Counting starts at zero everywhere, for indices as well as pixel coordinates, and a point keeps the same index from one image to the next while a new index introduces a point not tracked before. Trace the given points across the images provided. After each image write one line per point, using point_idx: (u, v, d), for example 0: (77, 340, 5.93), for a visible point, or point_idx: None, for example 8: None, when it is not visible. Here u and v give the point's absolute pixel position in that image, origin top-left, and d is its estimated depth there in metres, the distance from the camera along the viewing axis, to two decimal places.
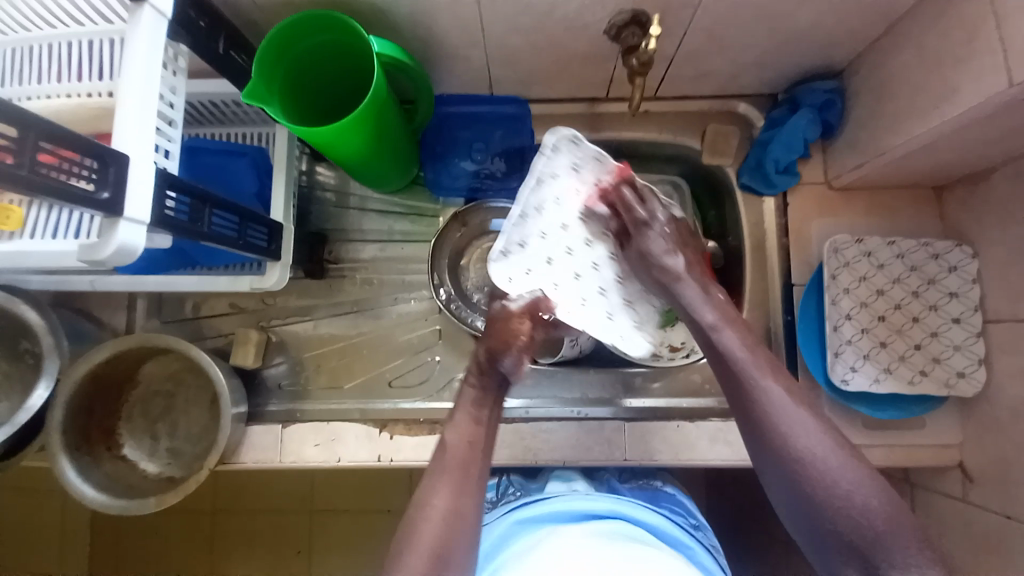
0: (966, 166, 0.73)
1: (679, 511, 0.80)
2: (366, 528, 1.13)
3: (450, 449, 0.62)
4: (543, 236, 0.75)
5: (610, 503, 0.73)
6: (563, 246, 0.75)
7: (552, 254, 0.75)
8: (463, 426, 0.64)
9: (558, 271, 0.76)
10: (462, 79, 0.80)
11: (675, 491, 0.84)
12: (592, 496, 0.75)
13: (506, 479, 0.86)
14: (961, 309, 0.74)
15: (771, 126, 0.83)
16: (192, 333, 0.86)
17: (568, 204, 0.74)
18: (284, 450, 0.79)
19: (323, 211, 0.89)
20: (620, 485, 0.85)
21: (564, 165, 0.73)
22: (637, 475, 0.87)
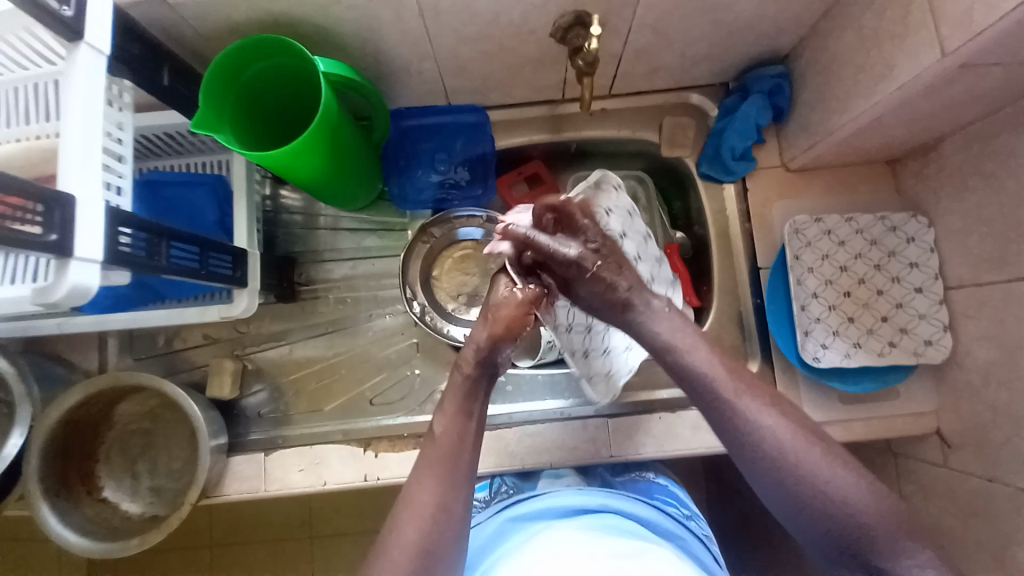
0: (914, 139, 0.75)
1: (671, 502, 0.80)
2: (366, 550, 1.12)
3: (438, 441, 0.62)
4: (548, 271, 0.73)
5: (602, 497, 0.73)
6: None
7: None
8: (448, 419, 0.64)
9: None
10: (417, 92, 0.81)
11: (667, 481, 0.85)
12: (584, 491, 0.75)
13: (499, 478, 0.86)
14: (923, 279, 0.76)
15: (725, 114, 0.84)
16: (168, 367, 0.85)
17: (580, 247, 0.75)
18: (269, 478, 0.78)
19: (290, 234, 0.89)
20: (613, 479, 0.85)
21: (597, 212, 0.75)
22: (629, 467, 0.88)
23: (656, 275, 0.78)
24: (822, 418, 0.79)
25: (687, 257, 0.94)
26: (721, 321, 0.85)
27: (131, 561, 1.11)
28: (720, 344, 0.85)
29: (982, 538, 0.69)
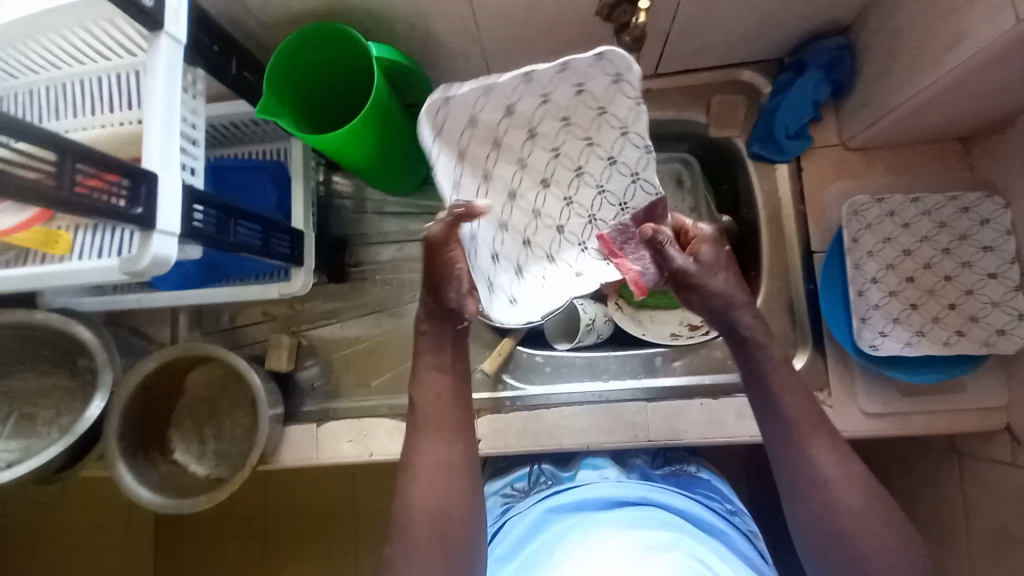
0: (989, 114, 0.70)
1: (713, 497, 0.79)
2: None
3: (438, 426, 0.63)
4: (529, 245, 0.63)
5: (641, 489, 0.74)
6: (526, 207, 0.62)
7: (532, 238, 0.63)
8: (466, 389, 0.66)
9: (542, 242, 0.63)
10: (463, 77, 0.83)
11: (710, 476, 0.83)
12: (624, 483, 0.75)
13: (537, 468, 0.87)
14: (996, 264, 0.71)
15: (777, 92, 0.81)
16: (231, 341, 0.91)
17: (514, 188, 0.62)
18: (320, 448, 0.84)
19: (341, 218, 0.93)
20: (654, 471, 0.85)
21: (486, 151, 0.60)
22: (671, 460, 0.87)
23: (579, 76, 0.55)
24: (878, 409, 0.75)
25: (733, 242, 0.91)
26: (769, 306, 0.82)
27: (196, 523, 1.20)
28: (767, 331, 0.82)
29: None
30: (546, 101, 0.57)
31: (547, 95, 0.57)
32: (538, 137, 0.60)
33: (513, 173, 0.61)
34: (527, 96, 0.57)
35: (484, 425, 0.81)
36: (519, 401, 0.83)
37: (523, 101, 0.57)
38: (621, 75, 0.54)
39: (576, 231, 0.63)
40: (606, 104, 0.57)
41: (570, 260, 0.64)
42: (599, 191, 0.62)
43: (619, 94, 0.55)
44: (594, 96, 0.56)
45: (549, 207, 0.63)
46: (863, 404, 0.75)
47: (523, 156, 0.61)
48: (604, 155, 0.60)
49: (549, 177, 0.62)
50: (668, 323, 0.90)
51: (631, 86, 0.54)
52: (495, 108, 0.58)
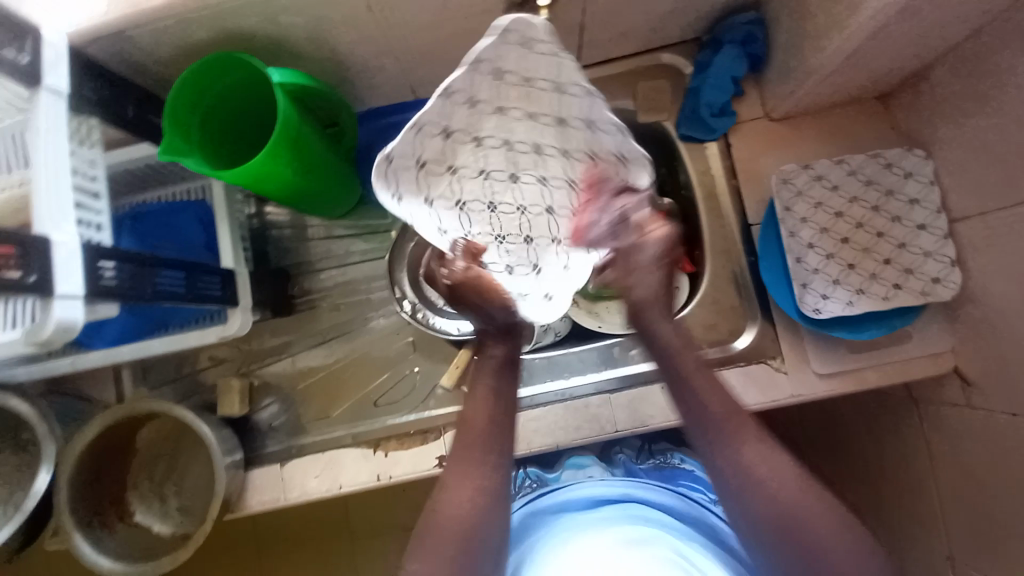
0: (900, 70, 0.71)
1: (698, 489, 0.78)
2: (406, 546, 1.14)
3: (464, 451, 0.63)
4: (529, 239, 0.76)
5: (624, 486, 0.74)
6: (513, 204, 0.74)
7: (531, 231, 0.76)
8: (493, 410, 0.65)
9: (540, 228, 0.75)
10: (383, 90, 0.80)
11: (694, 467, 0.82)
12: (607, 480, 0.75)
13: (523, 471, 0.87)
14: (923, 215, 0.72)
15: (698, 71, 0.82)
16: (182, 391, 0.87)
17: (493, 199, 0.73)
18: (287, 487, 0.80)
19: (279, 248, 0.90)
20: (638, 465, 0.85)
21: (450, 184, 0.70)
22: (654, 453, 0.87)
23: (495, 70, 0.60)
24: (831, 370, 0.76)
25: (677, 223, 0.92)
26: (717, 283, 0.83)
27: None
28: (718, 307, 0.82)
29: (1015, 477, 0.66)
30: (476, 106, 0.64)
31: (474, 100, 0.63)
32: (487, 144, 0.68)
33: (481, 185, 0.72)
34: (460, 114, 0.64)
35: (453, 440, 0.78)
36: None
37: (456, 124, 0.65)
38: (525, 38, 0.59)
39: (564, 199, 0.73)
40: (529, 72, 0.61)
41: (568, 229, 0.75)
42: (565, 155, 0.69)
43: (533, 55, 0.60)
44: (513, 70, 0.61)
45: (529, 194, 0.73)
46: (816, 366, 0.76)
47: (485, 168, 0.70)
48: (556, 117, 0.66)
49: (515, 168, 0.70)
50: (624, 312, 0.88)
51: (541, 42, 0.59)
52: (431, 138, 0.65)
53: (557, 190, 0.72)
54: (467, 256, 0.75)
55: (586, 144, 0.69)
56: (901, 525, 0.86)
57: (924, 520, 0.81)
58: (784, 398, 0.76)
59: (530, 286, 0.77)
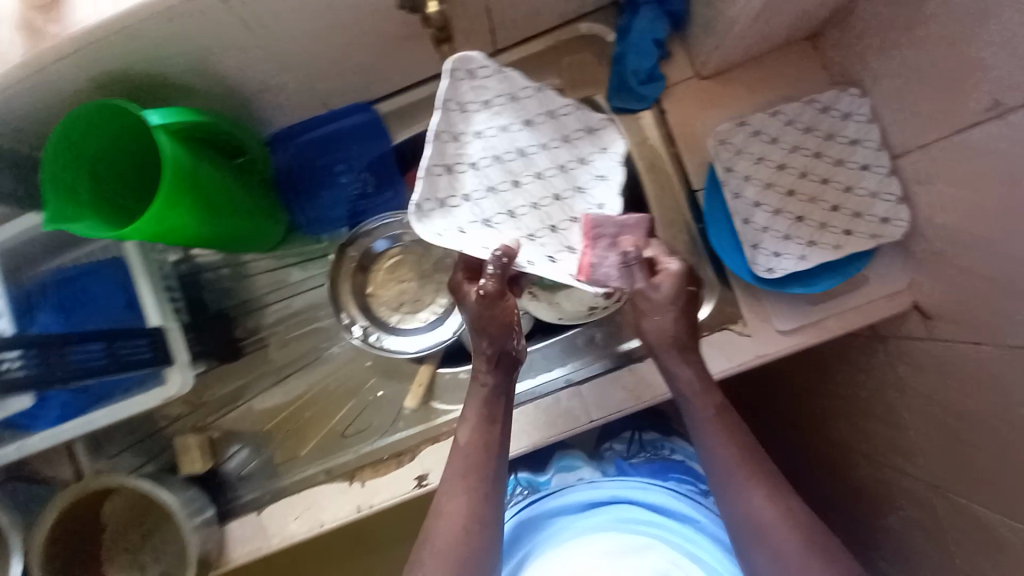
0: (825, 8, 0.69)
1: (686, 481, 0.79)
2: None
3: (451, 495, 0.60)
4: (574, 220, 0.65)
5: (613, 487, 0.73)
6: (541, 199, 0.65)
7: (555, 221, 0.65)
8: (486, 434, 0.63)
9: (580, 205, 0.66)
10: (291, 107, 0.75)
11: (685, 457, 0.83)
12: (597, 482, 0.74)
13: (514, 477, 0.85)
14: (867, 154, 0.70)
15: (620, 37, 0.77)
16: (147, 453, 0.83)
17: (518, 203, 0.65)
18: (268, 535, 0.76)
19: (217, 292, 0.83)
20: (627, 461, 0.85)
21: (473, 208, 0.63)
22: (647, 444, 0.87)
23: (456, 101, 0.62)
24: (794, 326, 0.74)
25: None
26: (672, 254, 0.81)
27: None
28: None
29: (984, 405, 0.67)
30: (457, 136, 0.62)
31: (456, 133, 0.62)
32: (484, 161, 0.63)
33: (496, 200, 0.64)
34: (449, 148, 0.62)
35: (429, 456, 0.75)
36: (454, 423, 0.78)
37: (451, 151, 0.62)
38: (467, 69, 0.62)
39: (586, 170, 0.66)
40: (484, 94, 0.63)
41: (603, 194, 0.66)
42: (563, 137, 0.66)
43: (479, 79, 0.63)
44: (472, 99, 0.63)
45: (554, 182, 0.66)
46: (779, 324, 0.75)
47: (495, 183, 0.64)
48: (528, 119, 0.65)
49: (516, 176, 0.65)
50: None
51: (478, 66, 0.62)
52: (439, 176, 0.61)
53: (574, 166, 0.66)
54: (502, 272, 0.61)
55: (563, 129, 0.66)
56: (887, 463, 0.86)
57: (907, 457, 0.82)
58: (751, 359, 0.75)
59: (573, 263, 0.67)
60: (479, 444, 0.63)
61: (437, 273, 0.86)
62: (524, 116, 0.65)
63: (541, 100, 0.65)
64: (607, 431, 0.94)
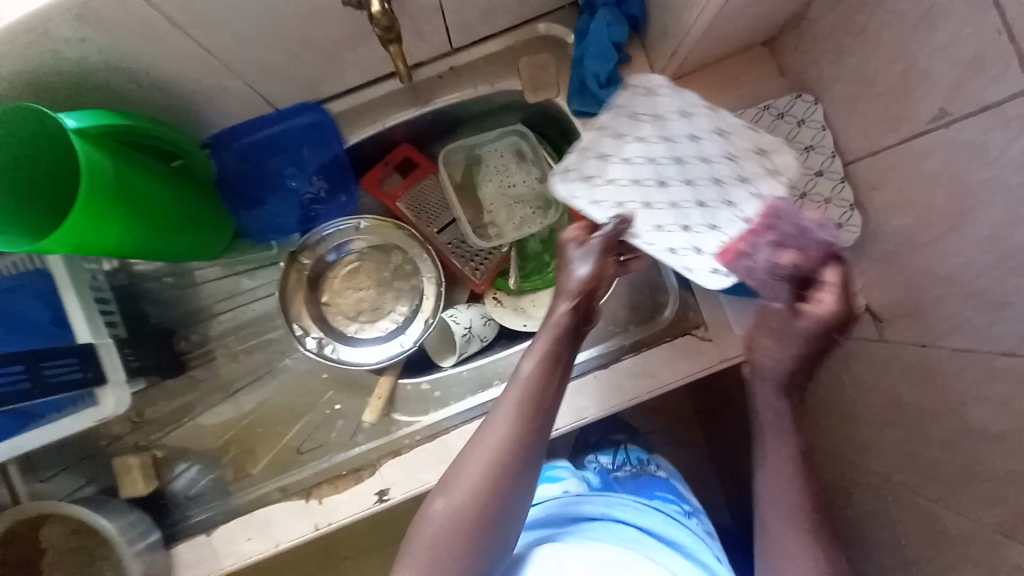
0: (780, 14, 0.69)
1: (672, 498, 0.77)
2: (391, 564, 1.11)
3: (484, 446, 0.59)
4: (710, 228, 0.64)
5: (604, 504, 0.70)
6: (687, 203, 0.64)
7: (691, 222, 0.65)
8: (533, 395, 0.60)
9: (721, 216, 0.62)
10: (234, 107, 0.70)
11: (669, 474, 0.84)
12: (587, 496, 0.71)
13: None
14: (820, 160, 0.71)
15: (580, 39, 0.76)
16: (95, 471, 0.77)
17: (655, 202, 0.65)
18: (220, 557, 0.71)
19: (159, 303, 0.79)
20: (612, 471, 0.86)
21: (612, 193, 0.66)
22: (636, 460, 0.89)
23: (628, 105, 0.65)
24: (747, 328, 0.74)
25: None
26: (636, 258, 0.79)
27: None
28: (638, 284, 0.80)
29: (933, 404, 0.69)
30: (618, 135, 0.65)
31: (618, 129, 0.65)
32: (634, 154, 0.64)
33: (634, 192, 0.66)
34: (605, 137, 0.66)
35: (391, 471, 0.72)
36: (416, 435, 0.75)
37: (603, 143, 0.65)
38: (648, 87, 0.64)
39: (737, 187, 0.61)
40: (633, 110, 0.64)
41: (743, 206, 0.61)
42: (727, 154, 0.61)
43: (658, 96, 0.63)
44: (641, 109, 0.64)
45: (705, 191, 0.63)
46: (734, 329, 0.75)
47: (640, 177, 0.65)
48: (713, 122, 0.61)
49: (664, 177, 0.64)
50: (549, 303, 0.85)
51: (648, 85, 0.63)
52: (591, 158, 0.66)
53: (731, 181, 0.61)
54: (606, 242, 0.63)
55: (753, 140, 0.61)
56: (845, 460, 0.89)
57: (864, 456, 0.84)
58: (715, 364, 0.75)
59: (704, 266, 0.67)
60: (528, 402, 0.60)
61: (396, 280, 0.84)
62: (696, 127, 0.62)
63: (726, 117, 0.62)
64: (595, 447, 0.98)
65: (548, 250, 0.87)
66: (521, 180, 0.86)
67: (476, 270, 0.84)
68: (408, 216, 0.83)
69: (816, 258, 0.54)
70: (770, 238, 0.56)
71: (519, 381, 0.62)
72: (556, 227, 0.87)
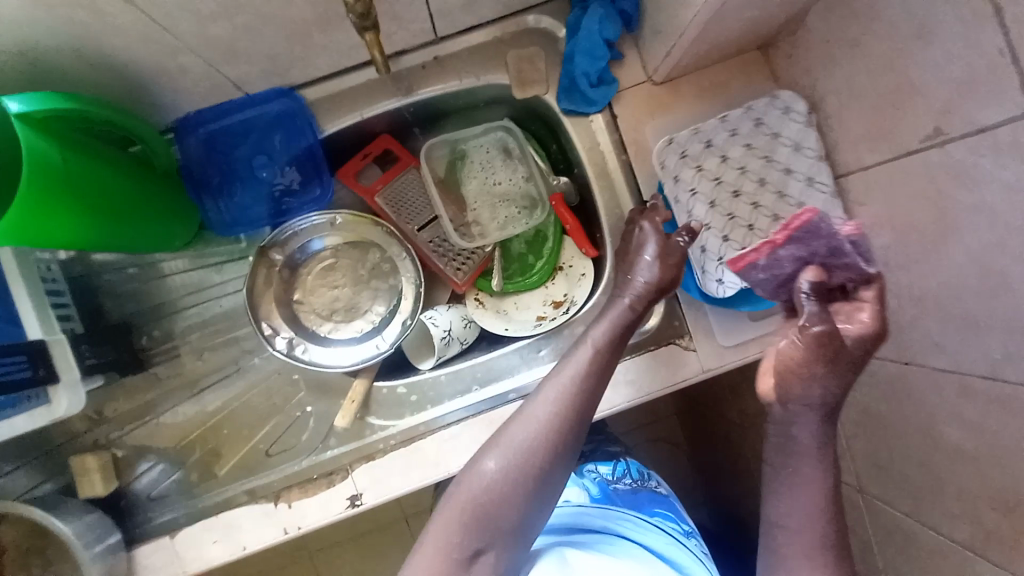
0: (775, 19, 0.66)
1: (672, 518, 0.79)
2: (369, 562, 1.10)
3: (546, 404, 0.60)
4: None
5: (605, 517, 0.76)
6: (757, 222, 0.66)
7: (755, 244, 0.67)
8: (603, 354, 0.63)
9: None
10: (198, 91, 0.65)
11: (669, 493, 0.84)
12: (586, 509, 0.77)
13: None
14: (805, 164, 0.67)
15: (570, 34, 0.73)
16: (53, 470, 0.73)
17: (724, 206, 0.67)
18: (184, 560, 0.70)
19: (119, 296, 0.75)
20: (610, 481, 0.85)
21: (688, 181, 0.69)
22: (637, 474, 0.86)
23: (758, 114, 0.70)
24: (733, 342, 0.74)
25: (575, 205, 0.85)
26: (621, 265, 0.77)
27: None
28: None
29: (910, 422, 0.68)
30: (744, 142, 0.69)
31: (736, 130, 0.70)
32: (732, 159, 0.68)
33: (712, 189, 0.68)
34: (711, 128, 0.70)
35: (362, 477, 0.71)
36: (390, 441, 0.73)
37: (718, 137, 0.70)
38: (784, 107, 0.69)
39: None
40: (781, 130, 0.68)
41: None
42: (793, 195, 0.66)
43: (788, 122, 0.68)
44: (767, 125, 0.69)
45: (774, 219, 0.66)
46: (720, 340, 0.74)
47: (721, 178, 0.68)
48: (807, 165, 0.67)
49: (744, 191, 0.67)
50: (531, 307, 0.84)
51: (800, 113, 0.68)
52: (694, 139, 0.70)
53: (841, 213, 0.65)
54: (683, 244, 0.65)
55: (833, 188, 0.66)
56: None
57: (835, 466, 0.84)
58: (694, 375, 0.74)
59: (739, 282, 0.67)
60: (598, 359, 0.63)
61: (373, 279, 0.81)
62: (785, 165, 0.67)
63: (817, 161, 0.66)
64: (588, 457, 0.94)
65: (533, 251, 0.85)
66: (507, 179, 0.84)
67: (458, 270, 0.81)
68: (387, 212, 0.80)
69: (841, 280, 0.52)
70: (794, 251, 0.53)
71: (587, 349, 0.64)
72: (542, 227, 0.85)
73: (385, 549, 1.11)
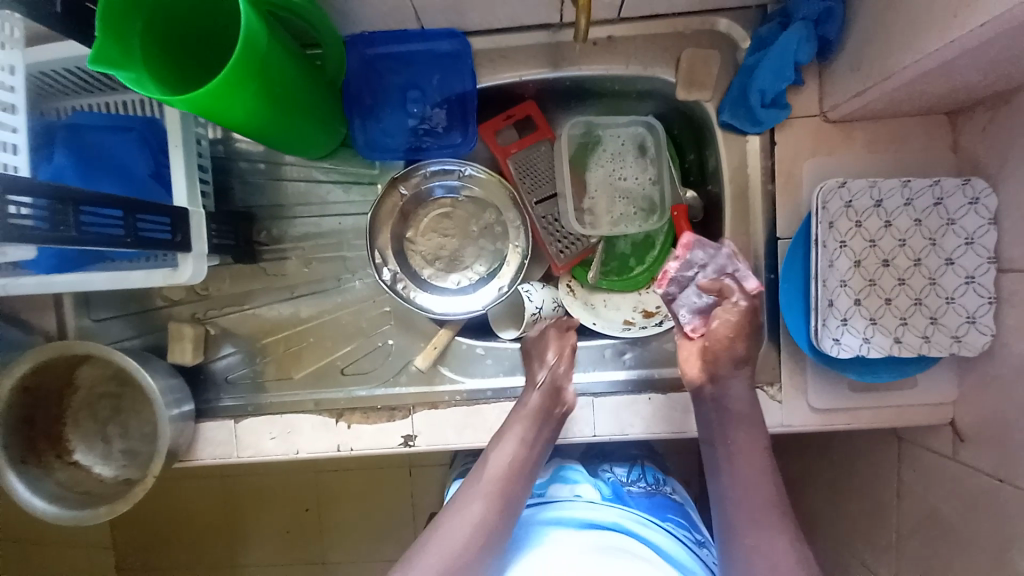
0: (988, 87, 0.60)
1: (684, 525, 0.75)
2: (376, 498, 1.14)
3: (463, 514, 0.58)
4: (890, 326, 0.67)
5: (615, 514, 0.70)
6: (886, 293, 0.67)
7: (878, 313, 0.67)
8: (526, 465, 0.63)
9: (908, 325, 0.66)
10: (381, 11, 0.66)
11: (683, 501, 0.82)
12: (598, 505, 0.71)
13: None
14: (973, 263, 0.64)
15: (758, 47, 0.70)
16: (146, 327, 0.78)
17: (864, 269, 0.67)
18: (240, 445, 0.74)
19: (247, 185, 0.79)
20: (625, 480, 0.83)
21: (839, 233, 0.67)
22: (649, 478, 0.84)
23: (941, 192, 0.66)
24: (825, 405, 0.72)
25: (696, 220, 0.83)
26: None
27: (153, 505, 1.15)
28: None
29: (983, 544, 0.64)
30: (913, 215, 0.67)
31: (909, 201, 0.67)
32: (892, 227, 0.67)
33: (861, 250, 0.67)
34: (887, 190, 0.67)
35: (422, 420, 0.73)
36: (458, 395, 0.75)
37: (889, 201, 0.67)
38: (976, 195, 0.64)
39: (947, 315, 0.65)
40: (957, 217, 0.65)
41: (940, 335, 0.66)
42: (933, 283, 0.66)
43: (970, 211, 0.64)
44: (943, 207, 0.66)
45: (905, 298, 0.66)
46: (811, 399, 0.72)
47: (873, 242, 0.67)
48: (966, 261, 0.65)
49: (889, 261, 0.67)
50: (621, 308, 0.83)
51: (989, 208, 0.63)
52: (865, 195, 0.67)
53: (978, 316, 0.64)
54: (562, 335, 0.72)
55: (981, 292, 0.64)
56: (843, 550, 0.86)
57: (866, 553, 0.81)
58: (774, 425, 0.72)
59: (851, 345, 0.67)
60: (514, 471, 0.62)
61: (482, 238, 0.82)
62: (942, 253, 0.66)
63: (976, 261, 0.64)
64: (609, 457, 0.91)
65: (636, 255, 0.84)
66: (633, 175, 0.81)
67: (560, 252, 0.80)
68: (514, 175, 0.79)
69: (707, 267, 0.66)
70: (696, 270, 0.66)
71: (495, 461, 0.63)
72: (653, 232, 0.83)
73: (390, 489, 1.14)
